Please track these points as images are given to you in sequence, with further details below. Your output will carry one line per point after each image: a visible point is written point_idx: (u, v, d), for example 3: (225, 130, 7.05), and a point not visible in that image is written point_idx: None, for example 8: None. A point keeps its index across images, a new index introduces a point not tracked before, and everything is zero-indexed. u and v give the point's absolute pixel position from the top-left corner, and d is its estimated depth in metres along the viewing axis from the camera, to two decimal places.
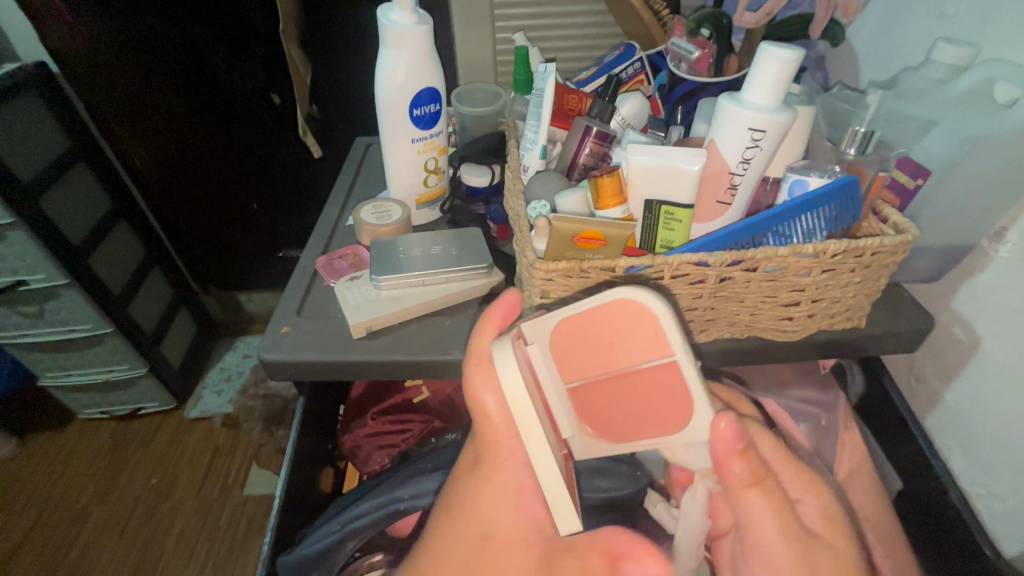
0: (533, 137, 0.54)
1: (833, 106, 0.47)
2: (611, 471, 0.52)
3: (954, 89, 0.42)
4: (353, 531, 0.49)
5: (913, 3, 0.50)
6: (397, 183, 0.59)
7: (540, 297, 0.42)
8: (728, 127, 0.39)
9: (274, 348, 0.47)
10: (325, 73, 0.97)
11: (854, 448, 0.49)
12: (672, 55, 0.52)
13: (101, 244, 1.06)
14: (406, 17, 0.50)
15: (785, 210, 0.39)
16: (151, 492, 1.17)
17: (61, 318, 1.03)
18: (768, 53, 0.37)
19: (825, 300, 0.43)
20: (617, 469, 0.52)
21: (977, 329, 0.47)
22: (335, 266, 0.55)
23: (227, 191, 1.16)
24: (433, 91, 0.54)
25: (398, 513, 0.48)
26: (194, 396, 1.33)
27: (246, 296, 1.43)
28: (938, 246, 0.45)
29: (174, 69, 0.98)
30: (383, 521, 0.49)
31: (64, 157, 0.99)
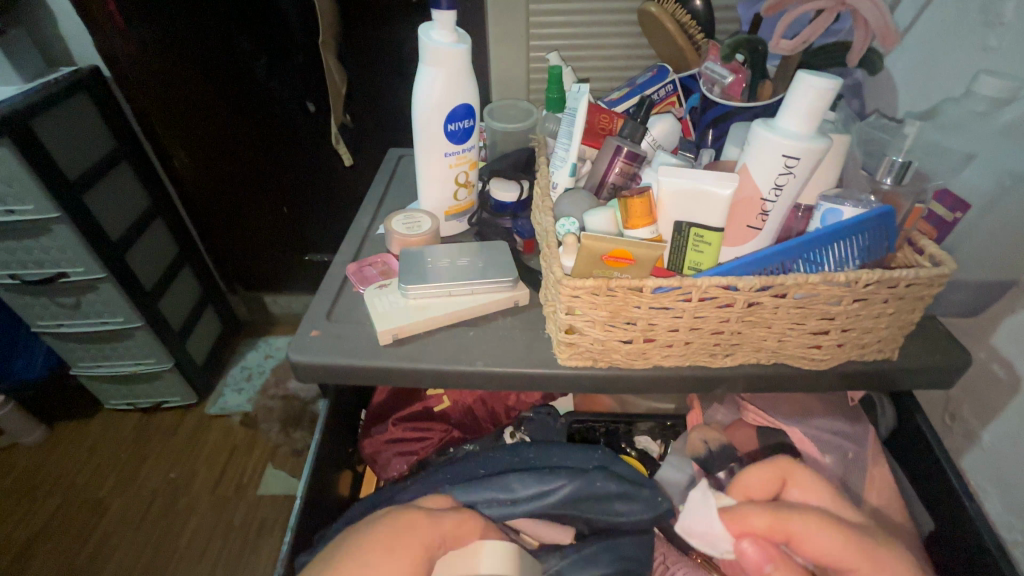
0: (563, 155, 0.54)
1: (869, 135, 0.47)
2: (631, 496, 0.48)
3: (997, 122, 0.42)
4: None
5: (954, 34, 0.50)
6: (428, 195, 0.60)
7: (566, 313, 0.42)
8: (761, 153, 0.39)
9: (303, 351, 0.48)
10: (361, 86, 1.01)
11: (883, 485, 0.47)
12: (704, 78, 0.53)
13: (137, 241, 1.10)
14: (445, 36, 0.51)
15: (816, 240, 0.39)
16: (169, 485, 1.19)
17: (96, 310, 1.07)
18: (806, 81, 0.37)
19: (856, 330, 0.42)
20: (637, 494, 0.48)
21: (1017, 367, 0.45)
22: (365, 273, 0.56)
23: (258, 193, 1.20)
24: (468, 107, 0.55)
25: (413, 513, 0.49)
26: (216, 393, 1.36)
27: (272, 297, 1.46)
28: (977, 280, 0.44)
29: (216, 75, 1.02)
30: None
31: (110, 156, 1.04)
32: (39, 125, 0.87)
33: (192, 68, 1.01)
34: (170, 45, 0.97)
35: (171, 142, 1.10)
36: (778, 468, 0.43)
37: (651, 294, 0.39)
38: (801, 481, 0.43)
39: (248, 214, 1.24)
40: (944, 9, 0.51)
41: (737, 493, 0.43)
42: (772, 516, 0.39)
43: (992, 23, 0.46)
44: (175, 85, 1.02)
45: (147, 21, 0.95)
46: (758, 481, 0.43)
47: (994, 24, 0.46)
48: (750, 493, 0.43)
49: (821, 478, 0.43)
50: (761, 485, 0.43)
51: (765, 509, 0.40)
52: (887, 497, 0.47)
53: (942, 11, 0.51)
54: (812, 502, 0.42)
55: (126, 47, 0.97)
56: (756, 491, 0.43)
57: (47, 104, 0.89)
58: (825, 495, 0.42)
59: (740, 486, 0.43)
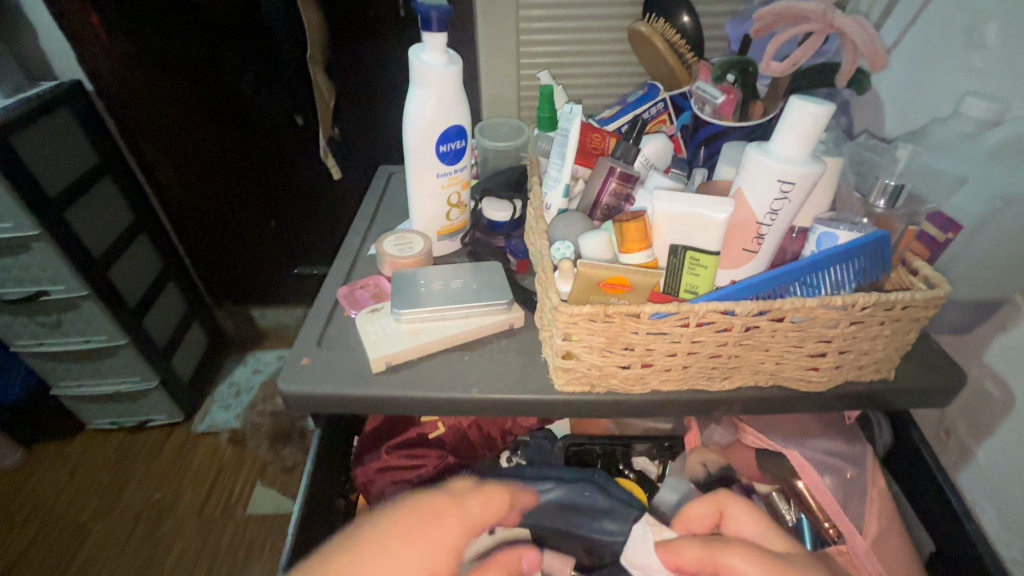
0: (556, 176, 0.54)
1: (860, 155, 0.48)
2: (617, 512, 0.49)
3: (983, 144, 0.42)
4: None
5: (940, 55, 0.51)
6: (419, 215, 0.59)
7: (563, 339, 0.41)
8: (756, 177, 0.39)
9: (294, 379, 0.47)
10: (349, 100, 1.00)
11: (883, 507, 0.46)
12: (696, 98, 0.53)
13: (121, 258, 1.08)
14: (436, 58, 0.51)
15: (811, 264, 0.38)
16: (154, 507, 1.16)
17: (78, 329, 1.04)
18: (799, 107, 0.37)
19: (853, 352, 0.42)
20: (623, 511, 0.49)
21: (1010, 385, 0.45)
22: (356, 296, 0.55)
23: (245, 207, 1.18)
24: (460, 128, 0.55)
25: None
26: (203, 411, 1.34)
27: (259, 311, 1.43)
28: (970, 299, 0.45)
29: (201, 88, 1.00)
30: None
31: (93, 172, 1.01)
32: (19, 142, 0.85)
33: (176, 82, 0.99)
34: (154, 58, 0.96)
35: (155, 156, 1.08)
36: (715, 501, 0.44)
37: (648, 320, 0.39)
38: (738, 515, 0.43)
39: (235, 228, 1.22)
40: (929, 30, 0.52)
41: (679, 528, 0.45)
42: (698, 549, 0.41)
43: (976, 44, 0.47)
44: (160, 99, 1.01)
45: (130, 35, 0.93)
46: (698, 514, 0.45)
47: (978, 44, 0.47)
48: (691, 526, 0.44)
49: (756, 510, 0.43)
50: (699, 518, 0.44)
51: (698, 542, 0.41)
52: (888, 518, 0.46)
53: (926, 32, 0.52)
54: (744, 534, 0.42)
55: (109, 61, 0.95)
56: (696, 524, 0.44)
57: (26, 119, 0.87)
58: (756, 525, 0.42)
59: (680, 519, 0.45)
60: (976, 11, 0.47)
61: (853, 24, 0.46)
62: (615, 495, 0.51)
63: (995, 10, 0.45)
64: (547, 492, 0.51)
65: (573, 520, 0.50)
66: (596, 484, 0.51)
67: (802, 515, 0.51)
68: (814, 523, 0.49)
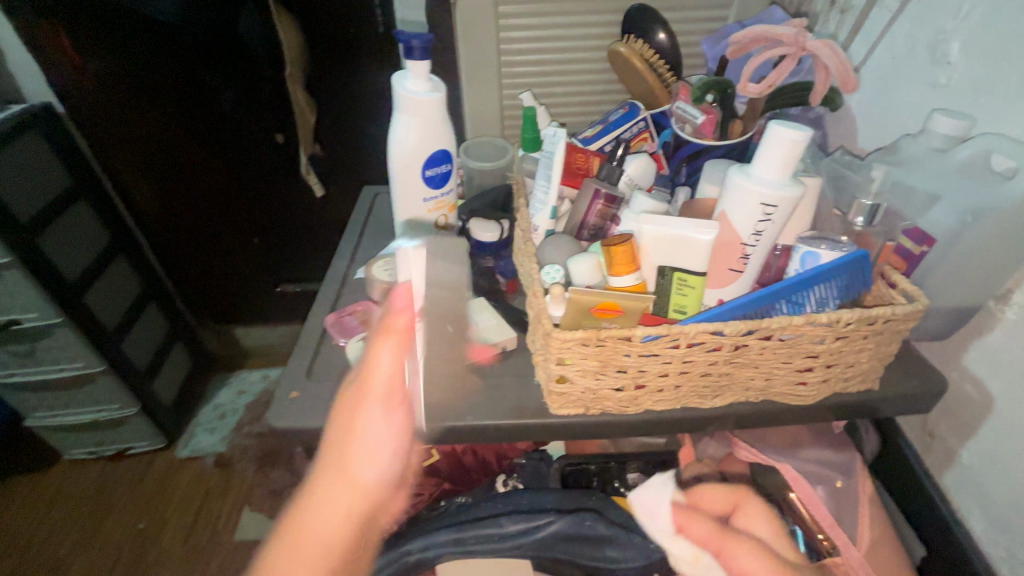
0: (543, 198, 0.55)
1: (837, 172, 0.49)
2: (621, 541, 0.49)
3: (953, 160, 0.44)
4: None
5: (907, 71, 0.52)
6: (407, 239, 0.59)
7: (556, 363, 0.42)
8: (740, 200, 0.40)
9: (286, 413, 0.47)
10: (331, 117, 0.99)
11: (875, 515, 0.47)
12: (677, 117, 0.55)
13: (97, 281, 1.05)
14: (419, 85, 0.51)
15: (796, 284, 0.39)
16: (136, 537, 1.12)
17: (52, 356, 1.01)
18: (779, 132, 0.38)
19: (839, 365, 0.43)
20: (627, 539, 0.49)
21: (988, 388, 0.47)
22: (346, 324, 0.55)
23: (225, 226, 1.17)
24: (446, 152, 0.55)
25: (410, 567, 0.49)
26: (186, 435, 1.31)
27: (242, 331, 1.41)
28: (948, 307, 0.46)
29: (175, 109, 0.99)
30: None
31: (68, 195, 0.99)
32: None
33: (151, 102, 0.97)
34: (127, 79, 0.94)
35: (131, 178, 1.06)
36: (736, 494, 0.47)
37: (640, 343, 0.39)
38: (751, 511, 0.46)
39: (215, 248, 1.20)
40: (895, 47, 0.53)
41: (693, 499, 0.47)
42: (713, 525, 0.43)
43: (940, 61, 0.49)
44: (136, 122, 0.99)
45: (101, 57, 0.91)
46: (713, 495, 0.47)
47: (942, 61, 0.49)
48: (704, 503, 0.47)
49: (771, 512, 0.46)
50: (715, 500, 0.47)
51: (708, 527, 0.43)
52: (879, 525, 0.47)
53: (892, 50, 0.54)
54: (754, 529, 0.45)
55: (81, 83, 0.94)
56: (708, 500, 0.47)
57: None
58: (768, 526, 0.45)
59: (696, 491, 0.47)
60: (939, 30, 0.49)
61: (824, 47, 0.49)
62: (615, 520, 0.50)
63: (956, 30, 0.47)
64: (545, 526, 0.49)
65: (582, 551, 0.49)
66: (595, 511, 0.50)
67: (796, 528, 0.49)
68: (810, 537, 0.48)
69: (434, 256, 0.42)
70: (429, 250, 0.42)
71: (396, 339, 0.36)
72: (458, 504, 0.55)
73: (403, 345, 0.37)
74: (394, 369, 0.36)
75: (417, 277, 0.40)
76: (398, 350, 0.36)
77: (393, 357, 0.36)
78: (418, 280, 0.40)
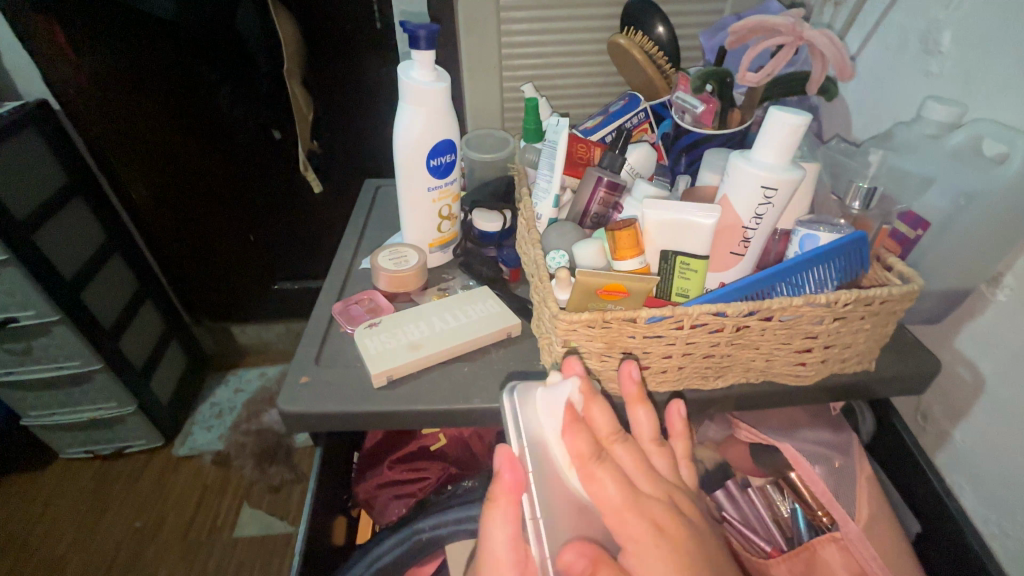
0: (546, 187, 0.55)
1: (834, 159, 0.51)
2: None
3: (946, 145, 0.45)
4: (379, 568, 0.50)
5: (900, 61, 0.54)
6: (411, 229, 0.60)
7: (563, 345, 0.42)
8: (742, 184, 0.41)
9: (294, 399, 0.47)
10: (328, 112, 0.99)
11: (872, 493, 0.49)
12: (676, 108, 0.55)
13: (94, 279, 1.05)
14: (424, 75, 0.52)
15: (796, 266, 0.41)
16: (135, 535, 1.12)
17: (49, 354, 1.01)
18: (779, 117, 0.39)
19: (837, 346, 0.44)
20: None
21: (980, 369, 0.48)
22: (352, 312, 0.56)
23: (224, 222, 1.16)
24: (450, 142, 0.56)
25: (420, 545, 0.50)
26: (183, 434, 1.30)
27: (240, 328, 1.40)
28: (940, 290, 0.48)
29: (173, 104, 0.98)
30: (409, 556, 0.50)
31: (63, 192, 0.99)
32: None
33: (147, 98, 0.97)
34: (124, 75, 0.94)
35: (128, 174, 1.06)
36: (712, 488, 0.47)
37: (644, 324, 0.40)
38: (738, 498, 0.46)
39: (213, 243, 1.20)
40: (888, 38, 0.55)
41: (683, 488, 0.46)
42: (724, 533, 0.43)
43: (932, 51, 0.50)
44: (133, 118, 0.99)
45: (97, 53, 0.91)
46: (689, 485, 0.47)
47: (934, 51, 0.50)
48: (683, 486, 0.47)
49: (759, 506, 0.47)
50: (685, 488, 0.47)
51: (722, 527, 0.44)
52: (877, 502, 0.49)
53: (885, 41, 0.55)
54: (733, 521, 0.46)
55: (77, 79, 0.93)
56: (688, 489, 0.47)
57: None
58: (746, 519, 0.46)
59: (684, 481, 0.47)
60: (931, 20, 0.50)
61: (821, 36, 0.49)
62: None
63: (948, 20, 0.48)
64: None
65: None
66: None
67: (796, 506, 0.53)
68: (809, 512, 0.52)
69: (520, 393, 0.42)
70: (529, 391, 0.42)
71: (501, 511, 0.39)
72: (464, 488, 0.56)
73: (513, 514, 0.39)
74: (509, 545, 0.39)
75: (523, 440, 0.40)
76: (509, 519, 0.39)
77: (504, 533, 0.39)
78: (525, 444, 0.40)
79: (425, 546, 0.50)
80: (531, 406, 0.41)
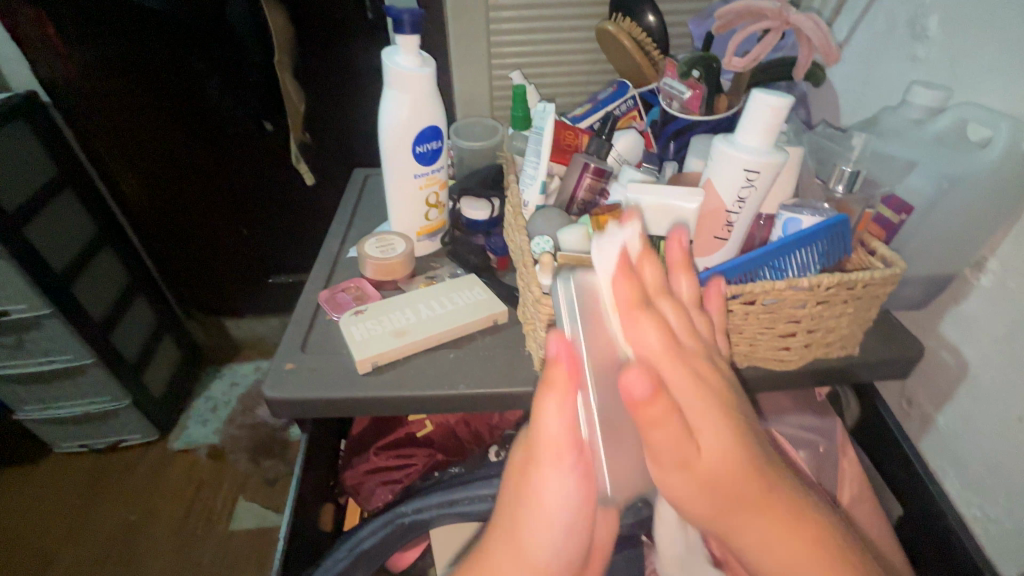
0: (533, 173, 0.55)
1: (819, 144, 0.51)
2: None
3: (930, 130, 0.45)
4: (361, 553, 0.50)
5: (888, 45, 0.53)
6: (399, 217, 0.60)
7: (546, 330, 0.42)
8: (725, 167, 0.41)
9: (279, 385, 0.47)
10: (319, 103, 0.99)
11: (854, 476, 0.49)
12: (664, 94, 0.55)
13: (85, 272, 1.04)
14: (409, 61, 0.52)
15: (779, 249, 0.41)
16: (130, 528, 1.12)
17: (41, 348, 1.01)
18: (761, 99, 0.39)
19: (820, 330, 0.44)
20: None
21: (963, 354, 0.48)
22: (338, 300, 0.56)
23: (215, 215, 1.16)
24: (436, 129, 0.55)
25: (403, 528, 0.50)
26: (178, 428, 1.30)
27: (233, 322, 1.40)
28: (923, 275, 0.48)
29: (162, 95, 0.97)
30: (393, 539, 0.50)
31: (53, 184, 0.98)
32: None
33: (136, 89, 0.96)
34: (112, 66, 0.93)
35: (117, 166, 1.05)
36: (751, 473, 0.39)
37: None
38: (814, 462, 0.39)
39: (205, 236, 1.19)
40: (876, 23, 0.55)
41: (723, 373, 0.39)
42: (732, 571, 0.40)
43: (919, 36, 0.50)
44: (121, 109, 0.98)
45: (85, 43, 0.90)
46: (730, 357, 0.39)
47: (921, 36, 0.50)
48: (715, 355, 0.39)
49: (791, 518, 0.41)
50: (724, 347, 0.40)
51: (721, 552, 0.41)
52: (859, 486, 0.49)
53: (874, 26, 0.55)
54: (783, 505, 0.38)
55: (65, 70, 0.92)
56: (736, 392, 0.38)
57: None
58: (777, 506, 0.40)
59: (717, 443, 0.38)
60: (918, 5, 0.50)
61: (807, 20, 0.49)
62: None
63: (935, 4, 0.48)
64: None
65: None
66: None
67: None
68: None
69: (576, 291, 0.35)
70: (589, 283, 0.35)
71: (557, 398, 0.33)
72: (451, 474, 0.57)
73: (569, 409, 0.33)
74: (563, 428, 0.33)
75: (576, 326, 0.34)
76: (563, 409, 0.33)
77: (559, 416, 0.33)
78: (578, 330, 0.34)
79: (409, 529, 0.51)
80: (587, 300, 0.35)
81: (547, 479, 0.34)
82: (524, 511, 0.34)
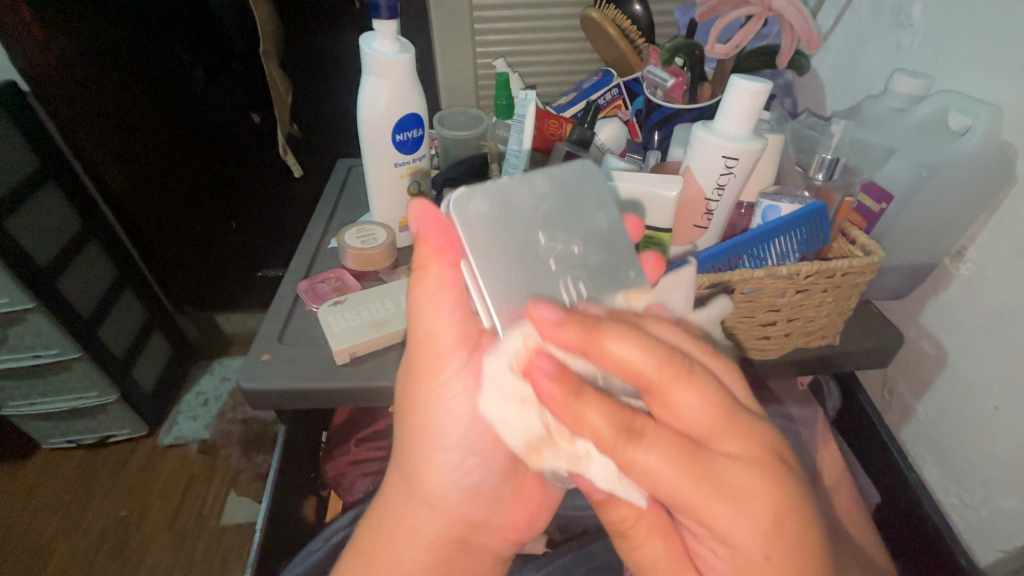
0: (515, 161, 0.55)
1: (801, 132, 0.51)
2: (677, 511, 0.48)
3: (911, 118, 0.45)
4: (338, 544, 0.51)
5: (872, 33, 0.53)
6: (380, 206, 0.59)
7: None
8: (703, 154, 0.42)
9: (255, 376, 0.46)
10: (307, 95, 0.97)
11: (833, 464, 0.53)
12: (648, 82, 0.54)
13: (71, 266, 1.02)
14: (388, 46, 0.51)
15: (757, 237, 0.41)
16: (120, 524, 1.11)
17: (25, 343, 0.99)
18: (740, 85, 0.39)
19: (800, 320, 0.44)
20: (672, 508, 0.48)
21: (943, 343, 0.48)
22: (318, 290, 0.55)
23: (202, 209, 1.13)
24: (417, 117, 0.54)
25: None
26: (168, 423, 1.29)
27: (224, 316, 1.38)
28: (905, 265, 0.48)
29: (148, 85, 0.95)
30: None
31: (32, 177, 0.95)
32: None
33: (119, 78, 0.93)
34: (94, 55, 0.90)
35: (101, 160, 1.01)
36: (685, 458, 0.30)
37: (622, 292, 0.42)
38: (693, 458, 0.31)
39: (196, 230, 1.17)
40: (860, 13, 0.55)
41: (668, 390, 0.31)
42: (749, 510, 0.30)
43: (903, 24, 0.50)
44: (103, 101, 0.95)
45: (68, 32, 0.87)
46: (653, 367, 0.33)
47: (904, 24, 0.50)
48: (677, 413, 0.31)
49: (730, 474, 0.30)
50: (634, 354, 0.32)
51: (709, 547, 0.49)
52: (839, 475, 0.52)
53: (857, 16, 0.55)
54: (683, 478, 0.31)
55: (47, 62, 0.89)
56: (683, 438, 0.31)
57: None
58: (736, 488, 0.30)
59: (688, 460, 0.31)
60: None
61: (789, 5, 0.49)
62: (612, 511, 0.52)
63: None
64: None
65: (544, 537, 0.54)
66: None
67: None
68: None
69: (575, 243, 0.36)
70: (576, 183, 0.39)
71: (435, 282, 0.35)
72: None
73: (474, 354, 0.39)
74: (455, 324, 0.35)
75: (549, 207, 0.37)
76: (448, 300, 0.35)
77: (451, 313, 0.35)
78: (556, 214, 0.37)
79: None
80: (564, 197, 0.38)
81: (447, 381, 0.36)
82: (427, 444, 0.38)
